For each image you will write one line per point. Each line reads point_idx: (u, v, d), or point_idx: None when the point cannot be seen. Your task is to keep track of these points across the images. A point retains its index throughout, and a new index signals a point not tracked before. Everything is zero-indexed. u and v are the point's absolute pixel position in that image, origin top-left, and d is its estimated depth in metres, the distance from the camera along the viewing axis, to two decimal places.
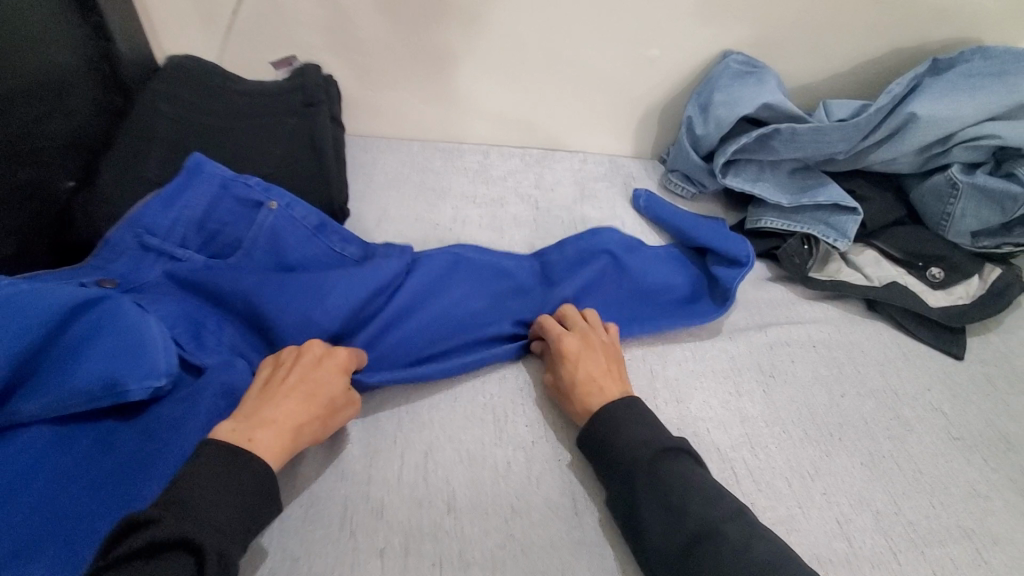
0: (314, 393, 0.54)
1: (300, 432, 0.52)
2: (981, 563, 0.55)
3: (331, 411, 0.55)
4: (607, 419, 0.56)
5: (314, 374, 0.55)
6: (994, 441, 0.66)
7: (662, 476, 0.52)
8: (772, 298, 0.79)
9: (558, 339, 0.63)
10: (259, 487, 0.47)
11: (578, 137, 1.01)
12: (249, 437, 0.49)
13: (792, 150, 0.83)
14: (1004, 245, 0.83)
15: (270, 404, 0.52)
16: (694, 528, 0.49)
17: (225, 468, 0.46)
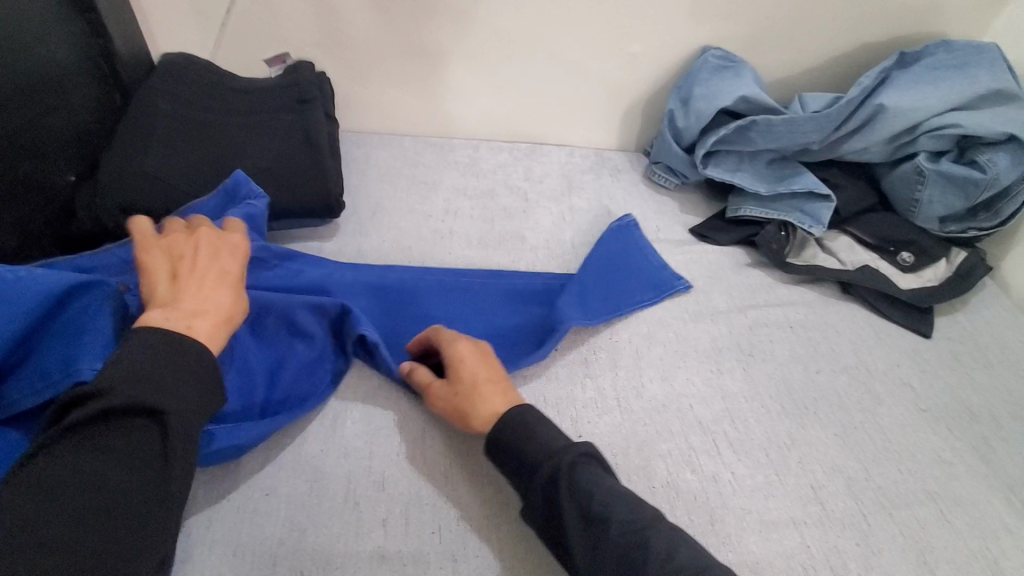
0: (224, 279, 0.56)
1: (230, 318, 0.54)
2: (947, 523, 0.58)
3: (241, 292, 0.57)
4: (508, 429, 0.53)
5: (215, 262, 0.57)
6: (961, 411, 0.70)
7: (576, 483, 0.49)
8: (751, 282, 0.83)
9: (452, 346, 0.59)
10: (201, 360, 0.49)
11: (565, 131, 1.04)
12: (187, 325, 0.51)
13: (769, 141, 0.87)
14: (969, 229, 0.88)
15: (189, 290, 0.53)
16: (620, 538, 0.47)
17: (166, 345, 0.48)
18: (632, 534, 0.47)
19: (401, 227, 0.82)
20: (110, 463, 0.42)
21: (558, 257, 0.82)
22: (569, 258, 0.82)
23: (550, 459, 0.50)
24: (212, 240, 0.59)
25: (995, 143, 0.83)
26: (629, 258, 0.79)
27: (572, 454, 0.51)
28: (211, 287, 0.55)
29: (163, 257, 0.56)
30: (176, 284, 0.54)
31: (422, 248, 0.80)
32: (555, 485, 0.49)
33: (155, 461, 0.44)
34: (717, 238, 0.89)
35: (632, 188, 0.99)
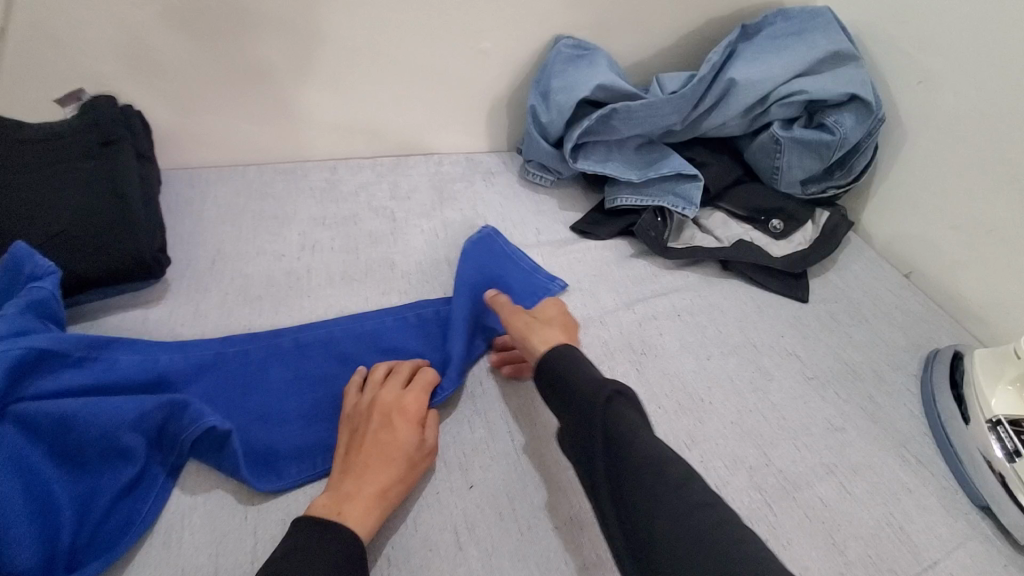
0: (390, 453, 0.53)
1: (387, 491, 0.51)
2: (846, 494, 0.58)
3: (411, 461, 0.53)
4: (552, 365, 0.56)
5: (385, 432, 0.54)
6: (845, 371, 0.71)
7: (612, 418, 0.50)
8: (635, 274, 0.81)
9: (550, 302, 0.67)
10: (345, 547, 0.46)
11: (431, 139, 0.97)
12: (337, 510, 0.49)
13: (632, 127, 0.85)
14: (829, 188, 0.91)
15: (350, 476, 0.52)
16: (634, 471, 0.47)
17: (313, 535, 0.46)
18: (648, 471, 0.47)
19: (249, 275, 0.72)
20: None
21: (434, 280, 0.75)
22: (447, 279, 0.76)
23: (585, 393, 0.52)
24: (385, 403, 0.56)
25: (838, 105, 0.86)
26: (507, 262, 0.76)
27: (605, 395, 0.51)
28: (370, 467, 0.52)
29: (343, 436, 0.56)
30: (344, 464, 0.53)
31: (275, 296, 0.70)
32: (583, 412, 0.51)
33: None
34: (598, 232, 0.86)
35: (507, 191, 0.94)
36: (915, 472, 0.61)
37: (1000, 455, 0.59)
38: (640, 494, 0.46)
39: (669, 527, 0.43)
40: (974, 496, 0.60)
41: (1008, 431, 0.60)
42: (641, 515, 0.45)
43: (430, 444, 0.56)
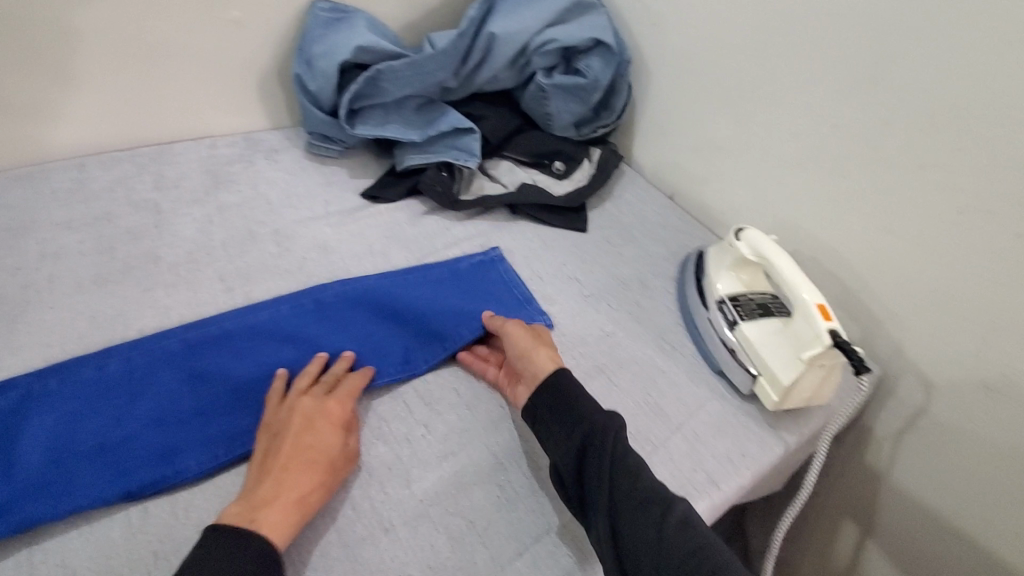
0: (310, 457, 0.52)
1: (306, 498, 0.50)
2: (613, 386, 0.67)
3: (334, 465, 0.53)
4: (566, 390, 0.57)
5: (306, 436, 0.53)
6: (616, 285, 0.81)
7: (621, 448, 0.54)
8: (426, 229, 0.84)
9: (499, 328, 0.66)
10: (257, 558, 0.45)
11: (198, 121, 0.90)
12: (251, 518, 0.48)
13: (403, 87, 0.87)
14: (598, 128, 1.01)
15: (266, 483, 0.50)
16: (641, 497, 0.51)
17: (225, 546, 0.45)
18: (649, 498, 0.51)
19: None
20: None
21: (208, 267, 0.71)
22: (224, 264, 0.71)
23: (599, 420, 0.55)
24: (306, 409, 0.55)
25: (588, 50, 0.94)
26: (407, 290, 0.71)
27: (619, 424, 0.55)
28: (288, 472, 0.51)
29: (260, 445, 0.54)
30: (262, 472, 0.52)
31: (6, 315, 0.61)
32: (594, 442, 0.54)
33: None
34: (387, 195, 0.87)
35: (293, 166, 0.91)
36: (669, 357, 0.72)
37: (725, 329, 0.71)
38: (647, 516, 0.50)
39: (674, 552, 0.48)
40: (712, 363, 0.72)
41: (729, 306, 0.72)
42: (643, 537, 0.49)
43: (352, 451, 0.55)
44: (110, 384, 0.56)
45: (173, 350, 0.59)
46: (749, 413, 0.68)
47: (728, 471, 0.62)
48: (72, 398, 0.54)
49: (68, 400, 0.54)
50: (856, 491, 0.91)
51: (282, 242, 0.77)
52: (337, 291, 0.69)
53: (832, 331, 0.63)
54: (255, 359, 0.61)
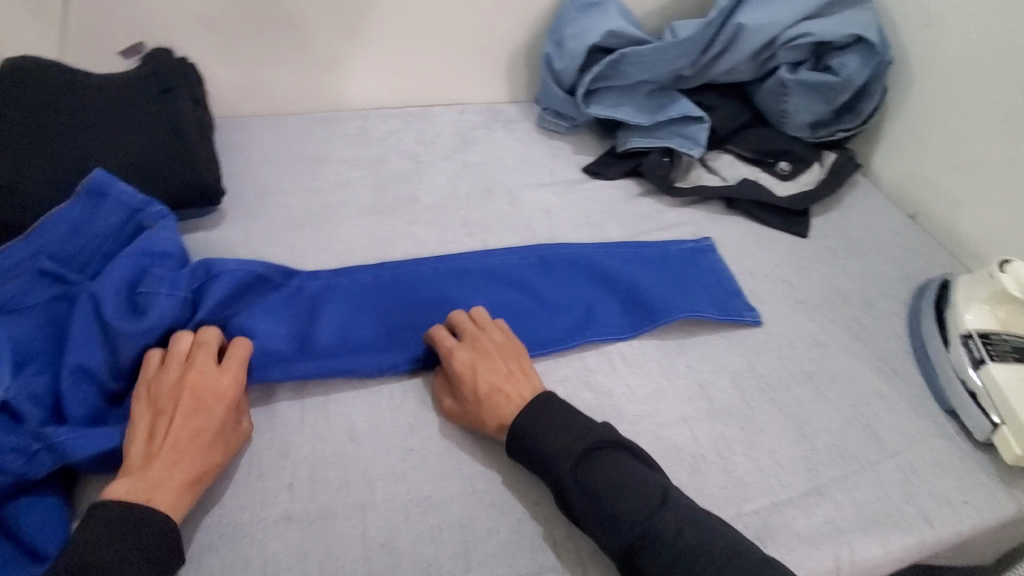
0: (202, 438, 0.50)
1: (201, 477, 0.49)
2: (821, 397, 0.64)
3: (225, 443, 0.51)
4: (520, 442, 0.52)
5: (197, 416, 0.51)
6: (834, 297, 0.76)
7: (586, 482, 0.50)
8: (640, 210, 0.87)
9: (451, 356, 0.58)
10: (165, 534, 0.45)
11: (453, 90, 1.04)
12: (147, 497, 0.47)
13: (641, 72, 0.90)
14: (837, 132, 0.94)
15: (160, 458, 0.49)
16: (633, 530, 0.48)
17: (122, 523, 0.45)
18: (643, 524, 0.48)
19: (289, 207, 0.80)
20: None
21: (453, 214, 0.82)
22: (465, 213, 0.83)
23: (557, 464, 0.50)
24: (197, 385, 0.52)
25: (845, 46, 0.88)
26: (625, 260, 0.75)
27: (575, 455, 0.51)
28: (180, 454, 0.49)
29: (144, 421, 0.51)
30: (154, 444, 0.50)
31: (313, 224, 0.78)
32: (568, 489, 0.50)
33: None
34: (608, 173, 0.92)
35: (525, 137, 1.00)
36: (888, 382, 0.67)
37: (968, 368, 0.64)
38: (646, 549, 0.48)
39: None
40: (942, 401, 0.66)
41: (977, 343, 0.65)
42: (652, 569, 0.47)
43: (245, 429, 0.54)
44: (380, 288, 0.69)
45: (428, 273, 0.71)
46: (978, 464, 0.61)
47: (944, 513, 0.57)
48: (355, 292, 0.68)
49: (352, 293, 0.68)
50: None
51: (512, 202, 0.86)
52: (561, 251, 0.75)
53: None
54: (488, 295, 0.70)
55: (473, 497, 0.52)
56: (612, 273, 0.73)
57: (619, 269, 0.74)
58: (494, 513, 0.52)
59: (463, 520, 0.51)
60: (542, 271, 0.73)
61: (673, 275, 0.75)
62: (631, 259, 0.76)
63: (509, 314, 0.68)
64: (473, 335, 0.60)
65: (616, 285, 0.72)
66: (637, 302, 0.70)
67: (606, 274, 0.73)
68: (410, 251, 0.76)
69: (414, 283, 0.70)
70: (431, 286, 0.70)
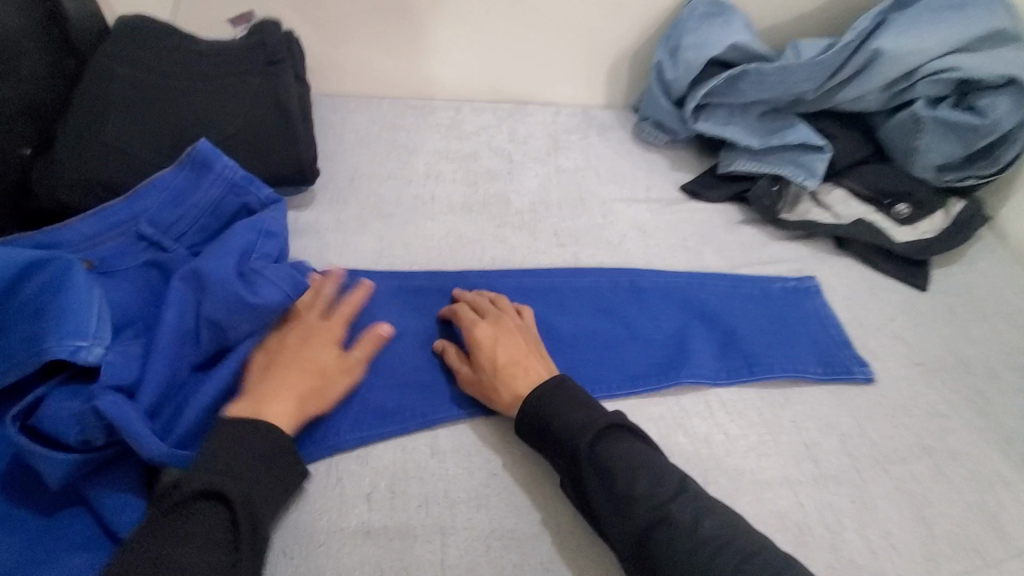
0: (308, 364, 0.52)
1: (303, 400, 0.50)
2: (942, 477, 0.58)
3: (326, 373, 0.52)
4: (534, 417, 0.51)
5: (304, 350, 0.53)
6: (955, 364, 0.69)
7: (600, 463, 0.48)
8: (742, 239, 0.81)
9: (471, 328, 0.57)
10: (273, 446, 0.46)
11: (549, 89, 0.99)
12: (257, 410, 0.48)
13: (761, 91, 0.84)
14: (968, 178, 0.86)
15: (269, 378, 0.50)
16: (648, 512, 0.46)
17: (243, 429, 0.46)
18: (656, 508, 0.46)
19: (379, 195, 0.78)
20: (183, 555, 0.40)
21: (544, 221, 0.78)
22: (557, 222, 0.79)
23: (572, 445, 0.49)
24: (306, 324, 0.55)
25: (998, 87, 0.80)
26: (727, 296, 0.71)
27: (590, 434, 0.49)
28: (285, 373, 0.51)
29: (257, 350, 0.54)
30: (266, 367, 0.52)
31: (402, 216, 0.76)
32: (581, 467, 0.48)
33: (224, 556, 0.41)
34: (709, 194, 0.86)
35: (619, 147, 0.95)
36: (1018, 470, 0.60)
37: None
38: (660, 532, 0.45)
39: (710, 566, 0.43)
40: None
41: None
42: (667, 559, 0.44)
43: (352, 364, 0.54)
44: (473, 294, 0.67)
45: (524, 284, 0.68)
46: None
47: None
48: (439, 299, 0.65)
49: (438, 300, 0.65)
50: None
51: (605, 215, 0.81)
52: (656, 280, 0.71)
53: None
54: (575, 318, 0.66)
55: (558, 537, 0.49)
56: (714, 308, 0.69)
57: (720, 305, 0.69)
58: (576, 559, 0.48)
59: (545, 560, 0.48)
60: (639, 299, 0.69)
61: (778, 318, 0.69)
62: (733, 295, 0.71)
63: (600, 342, 0.64)
64: (495, 312, 0.59)
65: (717, 322, 0.67)
66: (740, 344, 0.65)
67: (707, 309, 0.69)
68: (499, 257, 0.73)
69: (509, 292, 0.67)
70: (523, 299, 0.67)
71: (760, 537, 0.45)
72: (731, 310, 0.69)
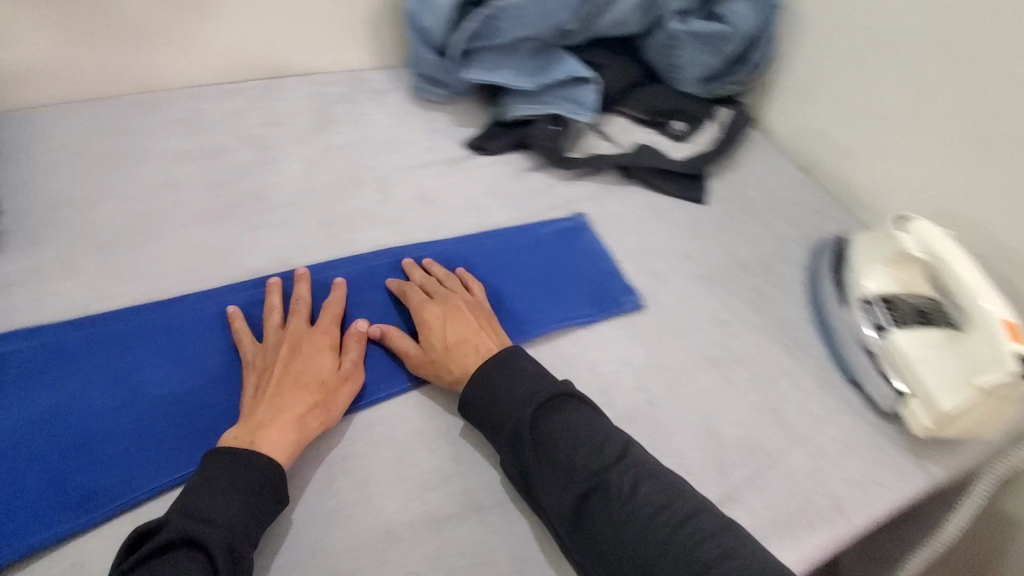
0: (299, 380, 0.53)
1: (302, 419, 0.51)
2: (727, 383, 0.60)
3: (327, 389, 0.53)
4: (472, 393, 0.53)
5: (296, 361, 0.54)
6: (735, 268, 0.72)
7: (542, 435, 0.51)
8: (531, 187, 0.78)
9: (420, 310, 0.59)
10: (260, 475, 0.47)
11: (307, 57, 0.87)
12: (249, 440, 0.49)
13: (522, 28, 0.79)
14: (729, 85, 0.90)
15: (263, 404, 0.51)
16: (585, 479, 0.48)
17: (229, 467, 0.47)
18: (592, 476, 0.48)
19: (97, 222, 0.64)
20: None
21: (310, 210, 0.70)
22: (327, 208, 0.70)
23: (517, 417, 0.51)
24: (292, 336, 0.56)
25: None
26: (511, 250, 0.68)
27: (533, 405, 0.51)
28: (279, 396, 0.51)
29: (252, 372, 0.54)
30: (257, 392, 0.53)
31: (128, 242, 0.63)
32: (517, 437, 0.51)
33: None
34: (492, 147, 0.81)
35: (397, 109, 0.86)
36: (795, 355, 0.64)
37: (868, 333, 0.61)
38: (597, 497, 0.48)
39: (646, 529, 0.46)
40: (846, 371, 0.62)
41: (878, 309, 0.61)
42: (608, 521, 0.47)
43: (348, 370, 0.56)
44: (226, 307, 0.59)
45: (284, 288, 0.62)
46: (889, 433, 0.58)
47: (858, 498, 0.53)
48: (184, 326, 0.58)
49: (184, 328, 0.58)
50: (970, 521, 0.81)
51: (383, 190, 0.74)
52: (436, 249, 0.67)
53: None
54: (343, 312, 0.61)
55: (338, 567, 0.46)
56: (498, 265, 0.67)
57: (504, 261, 0.67)
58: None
59: None
60: (417, 274, 0.64)
61: (557, 265, 0.68)
62: (517, 248, 0.69)
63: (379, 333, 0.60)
64: (449, 291, 0.61)
65: (503, 280, 0.65)
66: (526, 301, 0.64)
67: (492, 268, 0.66)
68: (260, 267, 0.64)
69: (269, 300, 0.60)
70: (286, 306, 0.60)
71: (695, 497, 0.49)
72: (516, 265, 0.67)
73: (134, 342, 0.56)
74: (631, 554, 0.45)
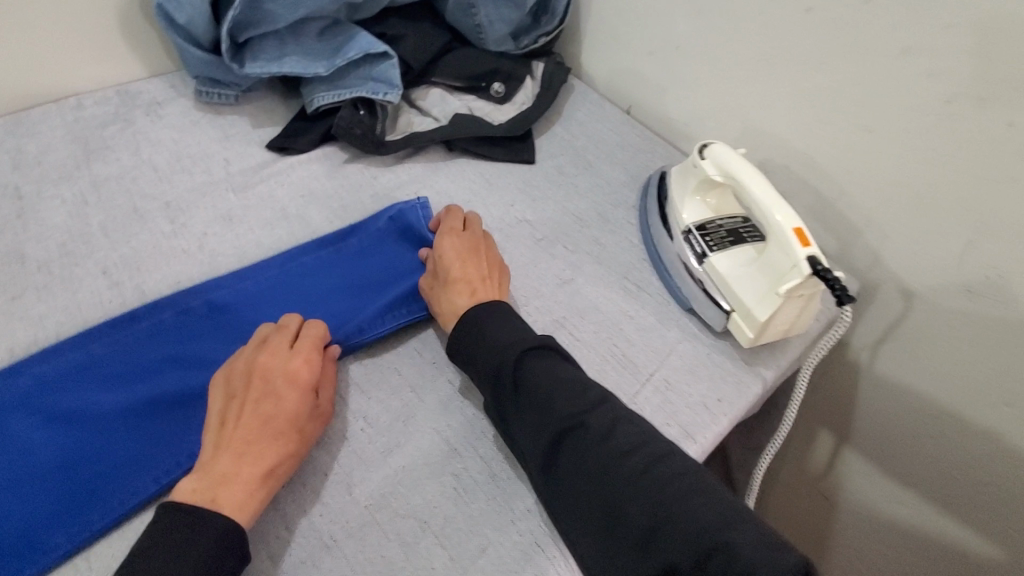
0: (271, 425, 0.49)
1: (273, 471, 0.48)
2: (574, 342, 0.61)
3: (301, 428, 0.50)
4: (473, 321, 0.56)
5: (267, 403, 0.50)
6: (571, 223, 0.72)
7: (522, 382, 0.52)
8: (350, 181, 0.73)
9: (447, 240, 0.63)
10: (222, 539, 0.44)
11: (55, 77, 0.74)
12: (212, 497, 0.46)
13: (295, 10, 0.72)
14: (539, 37, 0.88)
15: (225, 454, 0.48)
16: (562, 421, 0.49)
17: (183, 528, 0.44)
18: (569, 418, 0.50)
19: None
20: None
21: (85, 261, 0.61)
22: (108, 253, 0.62)
23: (501, 361, 0.52)
24: (267, 368, 0.51)
25: None
26: (344, 263, 0.64)
27: (518, 350, 0.53)
28: (248, 446, 0.48)
29: (223, 401, 0.51)
30: (222, 436, 0.49)
31: None
32: (505, 377, 0.52)
33: None
34: (298, 144, 0.74)
35: (182, 120, 0.76)
36: (634, 298, 0.65)
37: (692, 261, 0.63)
38: (573, 440, 0.49)
39: (617, 468, 0.47)
40: (681, 302, 0.65)
41: (696, 237, 0.63)
42: (579, 464, 0.48)
43: (323, 413, 0.52)
44: (27, 391, 0.51)
45: (82, 363, 0.54)
46: (725, 350, 0.62)
47: (703, 421, 0.56)
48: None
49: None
50: (825, 401, 0.90)
51: (177, 219, 0.66)
52: (258, 281, 0.61)
53: (812, 258, 0.53)
54: (129, 391, 0.53)
55: None
56: (332, 283, 0.62)
57: (339, 276, 0.63)
58: None
59: None
60: (242, 316, 0.59)
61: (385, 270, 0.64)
62: (351, 257, 0.64)
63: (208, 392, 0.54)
64: (475, 231, 0.64)
65: (340, 298, 0.61)
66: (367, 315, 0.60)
67: (326, 288, 0.62)
68: (37, 342, 0.55)
69: (65, 381, 0.52)
70: (90, 384, 0.53)
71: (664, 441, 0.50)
72: (352, 277, 0.63)
73: (51, 391, 0.52)
74: (600, 494, 0.47)
